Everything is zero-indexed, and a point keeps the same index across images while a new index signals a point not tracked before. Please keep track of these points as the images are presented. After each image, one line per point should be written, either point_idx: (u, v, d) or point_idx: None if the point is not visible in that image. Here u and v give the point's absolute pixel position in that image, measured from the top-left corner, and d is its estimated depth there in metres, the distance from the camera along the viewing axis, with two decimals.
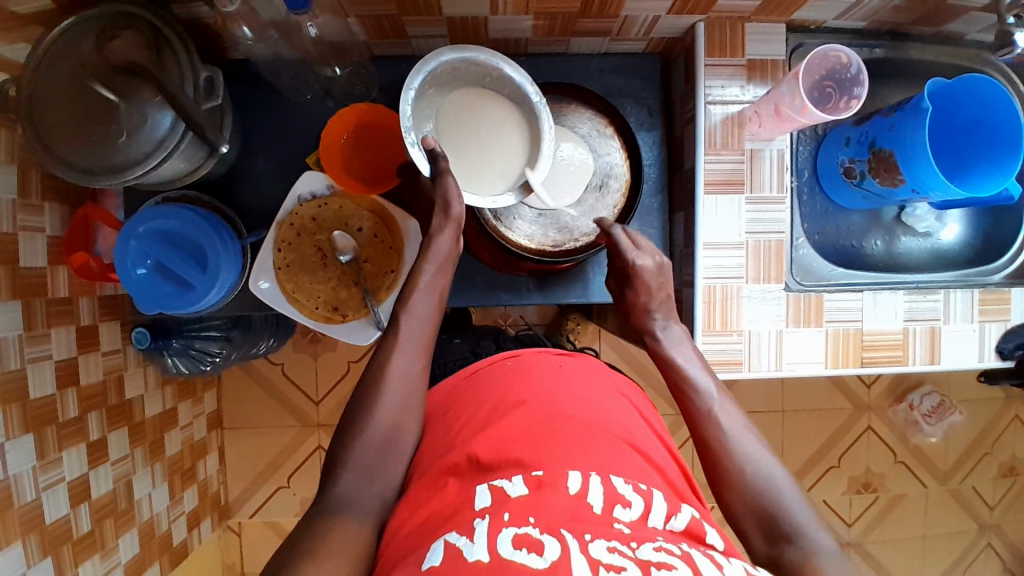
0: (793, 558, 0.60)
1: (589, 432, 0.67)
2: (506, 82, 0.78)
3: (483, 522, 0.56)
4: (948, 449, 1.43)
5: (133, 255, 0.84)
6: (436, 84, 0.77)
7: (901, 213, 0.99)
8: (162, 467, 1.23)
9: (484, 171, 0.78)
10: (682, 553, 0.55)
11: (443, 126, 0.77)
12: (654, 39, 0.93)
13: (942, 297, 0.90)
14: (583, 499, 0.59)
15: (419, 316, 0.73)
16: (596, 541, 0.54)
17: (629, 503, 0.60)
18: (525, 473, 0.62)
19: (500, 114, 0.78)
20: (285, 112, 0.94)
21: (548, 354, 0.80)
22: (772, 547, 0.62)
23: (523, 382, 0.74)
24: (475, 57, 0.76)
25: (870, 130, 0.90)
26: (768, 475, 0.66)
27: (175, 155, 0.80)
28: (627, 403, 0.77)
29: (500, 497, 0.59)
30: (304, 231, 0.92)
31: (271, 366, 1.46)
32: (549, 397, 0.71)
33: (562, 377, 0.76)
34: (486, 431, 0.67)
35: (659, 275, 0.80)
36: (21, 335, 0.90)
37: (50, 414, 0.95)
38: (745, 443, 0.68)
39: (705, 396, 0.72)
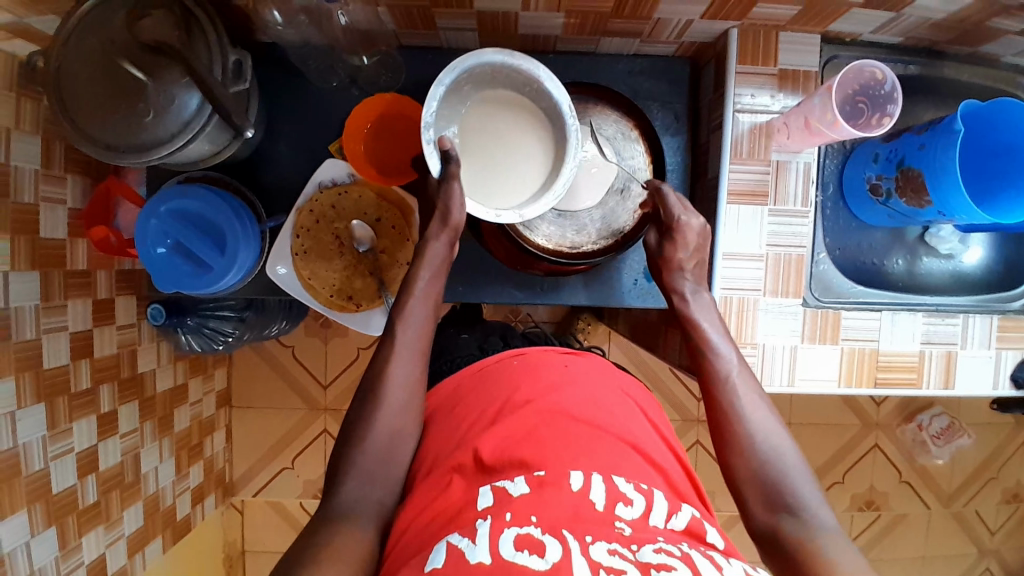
0: (790, 536, 0.59)
1: (594, 436, 0.67)
2: (547, 98, 0.78)
3: (485, 523, 0.56)
4: (954, 472, 1.42)
5: (153, 233, 0.84)
6: (472, 81, 0.77)
7: (926, 233, 0.98)
8: (170, 442, 1.24)
9: (498, 178, 0.78)
10: (682, 555, 0.54)
11: (467, 126, 0.77)
12: (685, 44, 0.92)
13: (960, 321, 0.89)
14: (585, 496, 0.59)
15: (413, 324, 0.73)
16: (597, 543, 0.54)
17: (631, 501, 0.60)
18: (528, 473, 0.62)
19: (530, 126, 0.78)
20: (309, 98, 0.93)
21: (556, 354, 0.80)
22: (771, 516, 0.61)
23: (531, 380, 0.73)
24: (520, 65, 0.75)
25: (899, 148, 0.89)
26: (778, 445, 0.64)
27: (201, 137, 0.80)
28: (632, 405, 0.76)
29: (502, 497, 0.59)
30: (322, 218, 0.92)
31: (281, 348, 1.47)
32: (556, 396, 0.71)
33: (571, 375, 0.75)
34: (494, 428, 0.67)
35: (702, 237, 0.77)
36: (38, 305, 0.91)
37: (63, 384, 0.96)
38: (758, 411, 0.66)
39: (724, 359, 0.70)
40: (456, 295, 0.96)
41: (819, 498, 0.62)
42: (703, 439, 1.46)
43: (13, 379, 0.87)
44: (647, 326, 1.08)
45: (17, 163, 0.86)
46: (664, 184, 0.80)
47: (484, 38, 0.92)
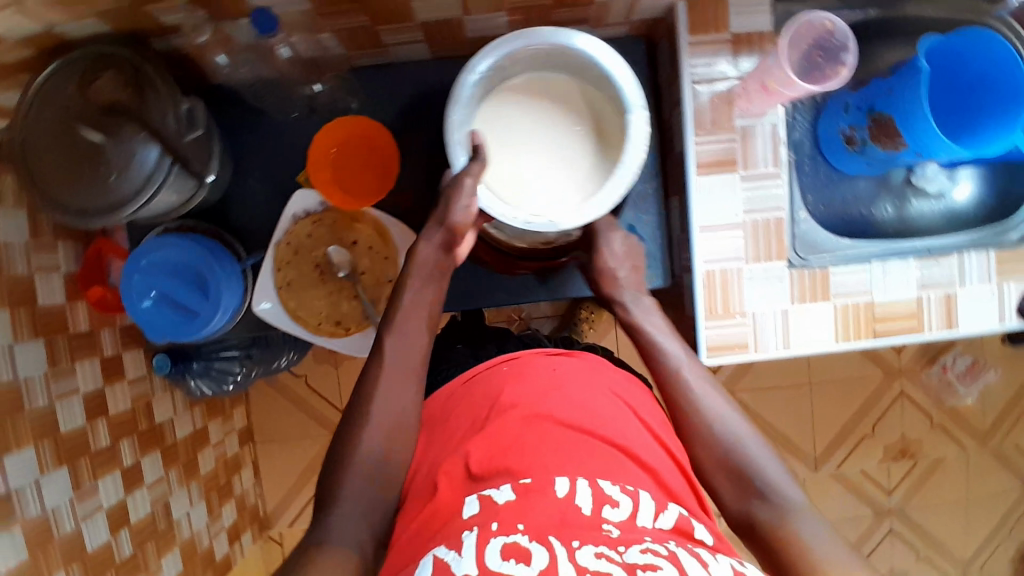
0: (764, 519, 0.65)
1: (577, 441, 0.67)
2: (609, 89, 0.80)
3: (472, 534, 0.57)
4: (987, 409, 1.38)
5: (139, 287, 0.85)
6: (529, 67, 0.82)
7: (910, 175, 0.95)
8: (198, 486, 1.26)
9: (523, 170, 0.83)
10: (669, 553, 0.55)
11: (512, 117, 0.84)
12: (636, 21, 0.90)
13: (955, 261, 0.87)
14: (572, 501, 0.60)
15: (405, 340, 0.74)
16: (583, 547, 0.54)
17: (617, 503, 0.61)
18: (513, 481, 0.62)
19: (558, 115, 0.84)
20: (273, 133, 0.94)
21: (541, 358, 0.79)
22: (744, 503, 0.67)
23: (519, 391, 0.73)
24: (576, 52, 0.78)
25: (869, 95, 0.88)
26: (733, 426, 0.72)
27: (166, 189, 0.80)
28: (623, 406, 0.75)
29: (488, 506, 0.60)
30: (301, 251, 0.93)
31: (294, 378, 1.47)
32: (540, 400, 0.71)
33: (558, 379, 0.75)
34: (479, 440, 0.68)
35: (628, 249, 0.87)
36: (47, 373, 0.93)
37: (83, 445, 0.98)
38: (714, 402, 0.74)
39: (674, 358, 0.78)
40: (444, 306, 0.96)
41: (787, 477, 0.68)
42: None
43: (32, 447, 0.89)
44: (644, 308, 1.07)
45: (4, 238, 0.88)
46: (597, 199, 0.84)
47: (434, 47, 0.92)
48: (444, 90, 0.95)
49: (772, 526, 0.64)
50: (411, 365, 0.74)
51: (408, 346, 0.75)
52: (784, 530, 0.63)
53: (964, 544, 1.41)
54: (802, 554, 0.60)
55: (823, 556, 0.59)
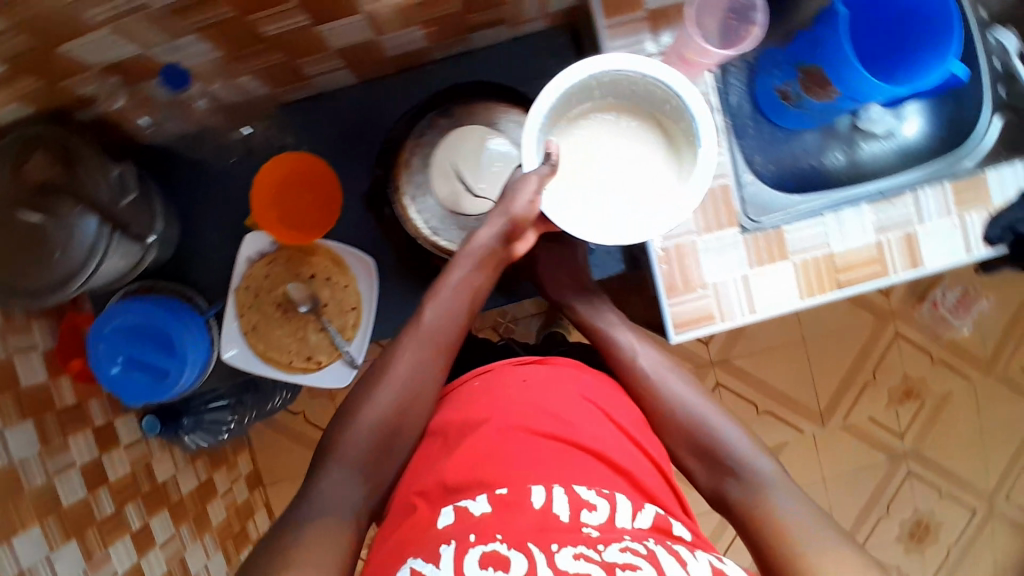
0: (733, 495, 0.70)
1: (551, 449, 0.66)
2: (681, 115, 0.77)
3: (450, 546, 0.57)
4: (985, 337, 1.36)
5: (105, 355, 0.85)
6: (603, 91, 0.78)
7: (857, 121, 0.94)
8: (211, 538, 1.24)
9: (599, 196, 0.77)
10: (647, 553, 0.57)
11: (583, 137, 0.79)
12: (551, 14, 0.89)
13: (910, 200, 0.85)
14: (549, 510, 0.60)
15: (445, 310, 0.77)
16: (562, 551, 0.56)
17: (595, 507, 0.61)
18: (490, 490, 0.62)
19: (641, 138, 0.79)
20: (216, 182, 0.95)
21: (514, 368, 0.76)
22: (718, 481, 0.72)
23: (488, 403, 0.71)
24: (651, 80, 0.75)
25: (793, 50, 0.87)
26: (696, 410, 0.76)
27: (111, 256, 0.80)
28: (598, 414, 0.72)
29: (464, 516, 0.60)
30: (261, 292, 0.93)
31: (292, 416, 1.47)
32: (512, 407, 0.70)
33: (530, 390, 0.72)
34: (453, 456, 0.67)
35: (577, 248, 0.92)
36: (41, 451, 0.94)
37: (88, 515, 0.98)
38: (675, 387, 0.78)
39: (624, 349, 0.82)
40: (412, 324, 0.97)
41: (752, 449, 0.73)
42: (725, 380, 1.35)
43: (38, 526, 0.89)
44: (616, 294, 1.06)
45: None
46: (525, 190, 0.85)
47: (358, 72, 0.92)
48: (377, 112, 0.95)
49: (742, 500, 0.68)
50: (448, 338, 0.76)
51: (446, 318, 0.77)
52: (764, 505, 0.67)
53: (987, 475, 1.39)
54: (778, 530, 0.64)
55: (795, 526, 0.63)
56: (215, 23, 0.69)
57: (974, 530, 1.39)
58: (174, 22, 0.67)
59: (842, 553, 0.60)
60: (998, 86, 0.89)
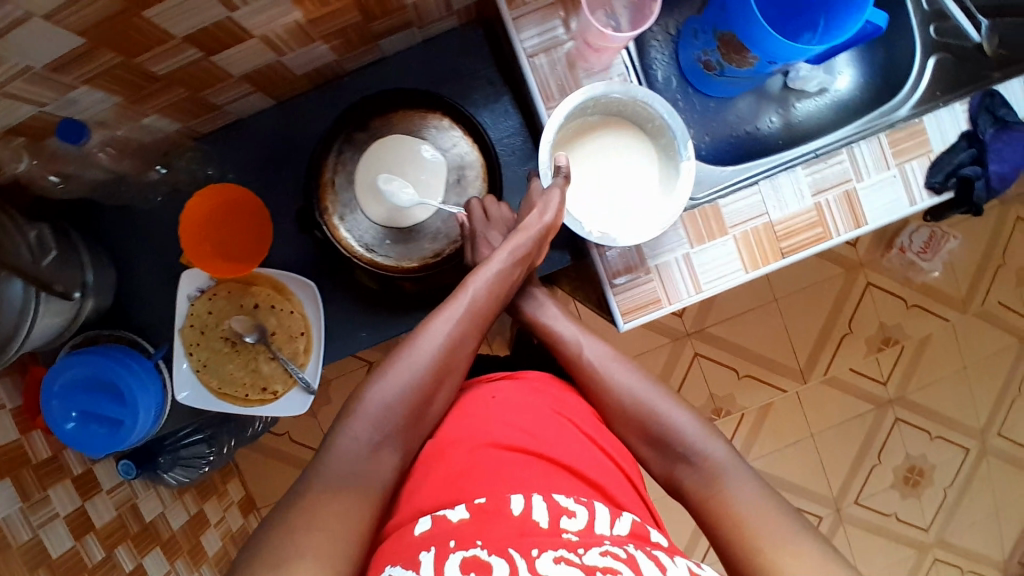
0: (684, 482, 0.68)
1: (519, 460, 0.63)
2: (667, 133, 0.82)
3: (428, 554, 0.53)
4: (958, 276, 1.34)
5: (59, 412, 0.85)
6: (599, 112, 0.84)
7: (787, 80, 0.92)
8: (209, 567, 1.25)
9: (602, 209, 0.84)
10: (627, 556, 0.53)
11: (580, 154, 0.85)
12: (459, 10, 0.87)
13: (845, 155, 0.83)
14: (528, 517, 0.56)
15: (487, 290, 0.78)
16: (543, 555, 0.52)
17: (574, 513, 0.57)
18: (469, 500, 0.58)
19: (638, 153, 0.85)
20: (147, 223, 0.93)
21: (481, 392, 0.74)
22: (669, 464, 0.70)
23: (451, 424, 0.70)
24: (647, 99, 0.81)
25: (711, 17, 0.85)
26: (646, 401, 0.73)
27: (41, 316, 0.79)
28: (563, 422, 0.69)
29: (441, 526, 0.56)
30: (207, 329, 0.92)
31: (277, 437, 1.48)
32: (477, 428, 0.67)
33: (497, 407, 0.70)
34: (425, 486, 0.63)
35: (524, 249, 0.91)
36: (22, 507, 0.92)
37: (79, 563, 0.98)
38: (629, 378, 0.75)
39: (573, 344, 0.79)
40: (364, 341, 0.95)
41: (707, 432, 0.71)
42: (702, 349, 1.34)
43: None
44: (570, 283, 1.05)
45: None
46: (473, 200, 0.88)
47: (273, 94, 0.90)
48: (299, 133, 0.94)
49: (698, 488, 0.67)
50: (486, 314, 0.77)
51: (487, 297, 0.78)
52: (722, 493, 0.65)
53: (976, 413, 1.38)
54: (736, 524, 0.62)
55: (752, 519, 0.62)
56: (101, 73, 0.68)
57: (967, 469, 1.39)
58: (56, 80, 0.65)
59: (797, 550, 0.59)
60: (929, 26, 0.87)
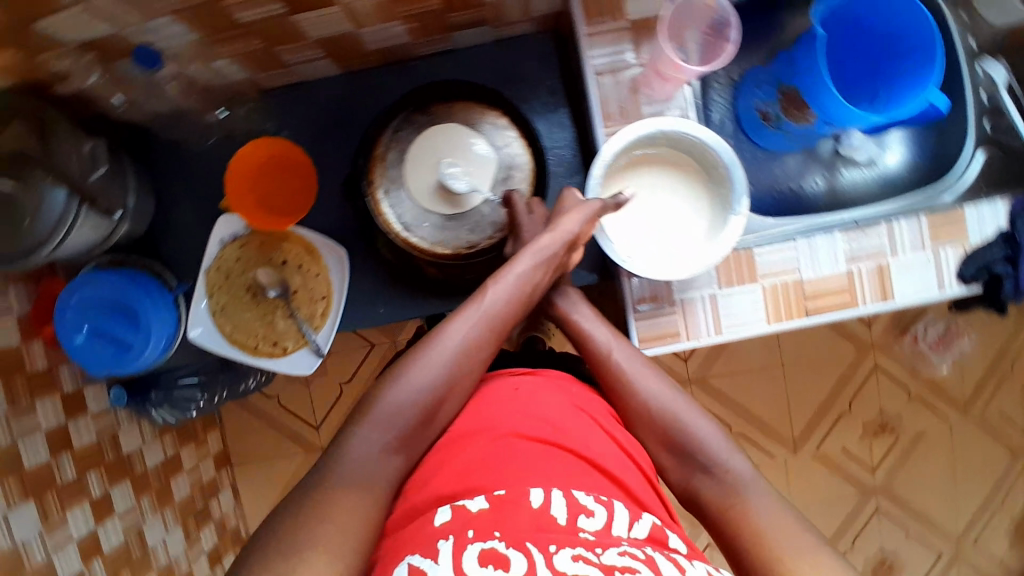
0: (706, 495, 0.67)
1: (539, 454, 0.64)
2: (726, 182, 0.78)
3: (447, 542, 0.54)
4: (965, 378, 1.35)
5: (71, 322, 0.86)
6: (671, 147, 0.81)
7: (838, 146, 0.93)
8: (172, 512, 1.26)
9: (646, 242, 0.81)
10: (645, 558, 0.55)
11: (643, 184, 0.82)
12: (538, 17, 0.88)
13: (884, 231, 0.84)
14: (547, 511, 0.58)
15: (509, 289, 0.75)
16: (561, 551, 0.53)
17: (593, 512, 0.59)
18: (488, 492, 0.60)
19: (692, 198, 0.82)
20: (194, 161, 0.95)
21: (507, 379, 0.76)
22: (688, 473, 0.69)
23: (472, 414, 0.70)
24: (712, 148, 0.77)
25: (777, 70, 0.86)
26: (671, 408, 0.73)
27: (79, 227, 0.80)
28: (585, 418, 0.71)
29: (462, 515, 0.57)
30: (231, 274, 0.93)
31: (266, 399, 1.47)
32: (502, 418, 0.68)
33: (523, 397, 0.71)
34: (446, 467, 0.64)
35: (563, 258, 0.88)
36: (6, 412, 0.93)
37: (49, 478, 0.99)
38: (653, 383, 0.75)
39: (602, 343, 0.78)
40: (380, 316, 0.96)
41: (731, 444, 0.70)
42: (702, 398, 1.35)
43: None
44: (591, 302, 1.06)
45: None
46: (515, 192, 0.86)
47: (342, 63, 0.91)
48: (359, 105, 0.95)
49: (706, 501, 0.67)
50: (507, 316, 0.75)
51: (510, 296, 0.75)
52: (741, 505, 0.64)
53: (957, 517, 1.38)
54: (757, 537, 0.60)
55: (780, 543, 0.59)
56: (187, 10, 0.70)
57: (938, 571, 1.38)
58: (143, 7, 0.67)
59: (816, 559, 0.57)
60: (984, 120, 0.89)
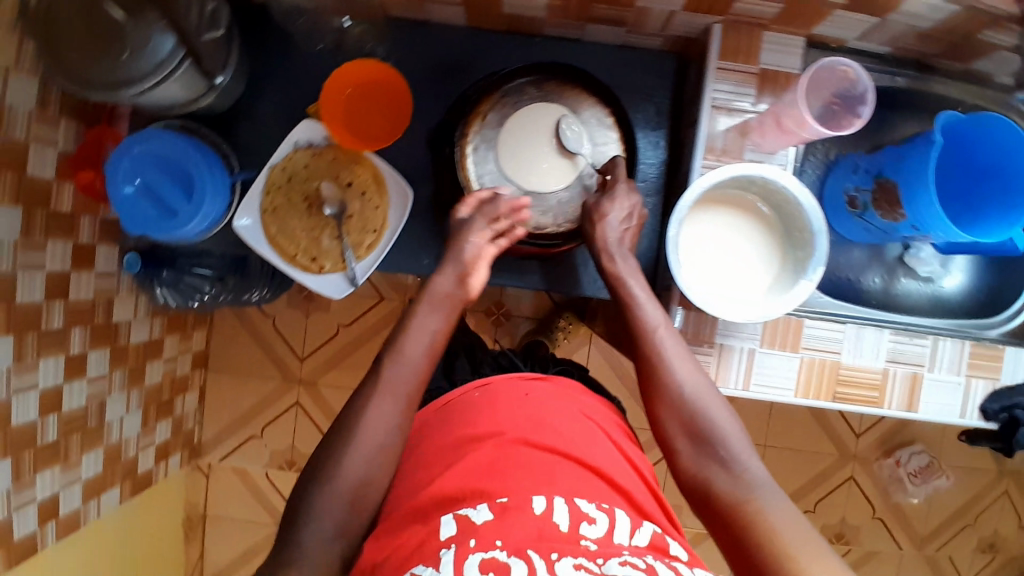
0: (719, 488, 0.66)
1: (547, 461, 0.65)
2: (806, 247, 0.78)
3: (449, 552, 0.55)
4: (930, 513, 1.37)
5: (125, 172, 0.84)
6: (765, 198, 0.81)
7: (905, 253, 0.94)
8: (138, 394, 1.23)
9: (711, 270, 0.81)
10: (646, 567, 0.55)
11: (725, 224, 0.82)
12: (671, 37, 0.89)
13: (929, 343, 0.86)
14: (549, 518, 0.58)
15: (434, 309, 0.74)
16: (562, 559, 0.54)
17: (594, 520, 0.59)
18: (491, 499, 0.60)
19: (765, 249, 0.82)
20: (296, 63, 0.94)
21: (517, 380, 0.76)
22: (702, 469, 0.68)
23: (487, 416, 0.70)
24: (807, 212, 0.77)
25: (880, 159, 0.87)
26: (701, 398, 0.72)
27: (172, 81, 0.79)
28: (596, 429, 0.73)
29: (465, 525, 0.57)
30: (294, 179, 0.92)
31: (262, 316, 1.45)
32: (511, 420, 0.69)
33: (535, 403, 0.72)
34: (454, 467, 0.64)
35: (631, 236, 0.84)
36: (17, 241, 0.89)
37: (35, 320, 0.94)
38: (689, 373, 0.74)
39: (652, 317, 0.77)
40: (423, 268, 0.98)
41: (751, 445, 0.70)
42: None
43: None
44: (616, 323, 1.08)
45: (12, 100, 0.85)
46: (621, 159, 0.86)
47: (471, 17, 0.91)
48: (470, 62, 0.95)
49: (719, 496, 0.66)
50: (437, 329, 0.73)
51: (434, 312, 0.74)
52: (755, 501, 0.64)
53: None
54: (767, 534, 0.61)
55: (794, 545, 0.59)
56: None
57: None
58: None
59: (825, 559, 0.58)
60: None
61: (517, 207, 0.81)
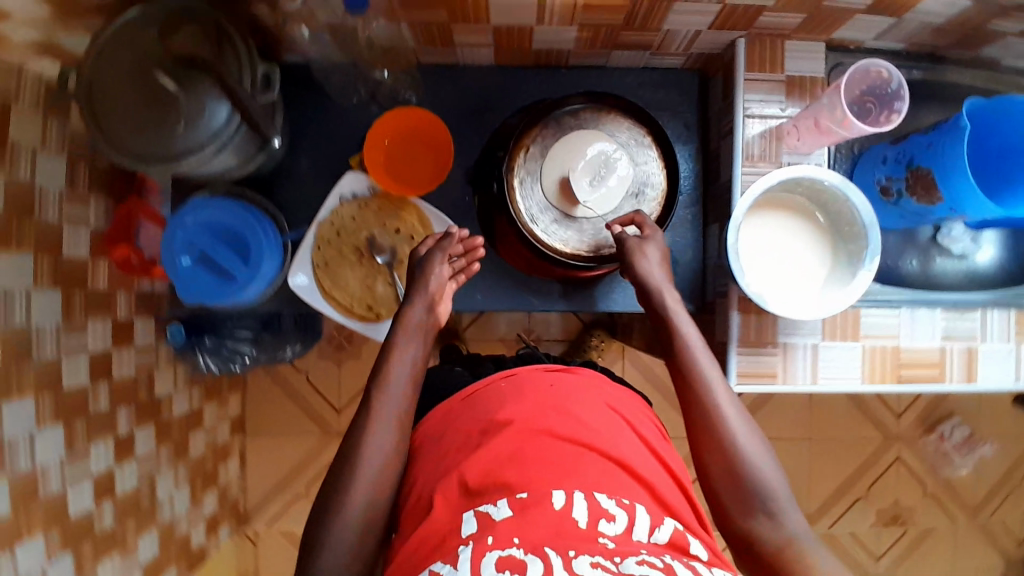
0: (762, 539, 0.67)
1: (579, 453, 0.62)
2: (859, 240, 0.82)
3: (467, 549, 0.54)
4: (979, 482, 1.40)
5: (180, 244, 0.84)
6: (811, 196, 0.85)
7: (937, 233, 0.96)
8: (185, 468, 1.21)
9: (769, 272, 0.84)
10: (664, 566, 0.53)
11: (780, 226, 0.85)
12: (693, 55, 0.93)
13: (979, 317, 0.90)
14: (569, 514, 0.56)
15: (411, 340, 0.77)
16: (579, 557, 0.52)
17: (613, 517, 0.57)
18: (510, 495, 0.58)
19: (817, 246, 0.85)
20: (333, 117, 0.96)
21: (542, 372, 0.74)
22: (747, 520, 0.68)
23: (514, 404, 0.68)
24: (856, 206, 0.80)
25: (907, 149, 0.89)
26: (751, 451, 0.69)
27: (228, 149, 0.81)
28: (620, 420, 0.70)
29: (485, 523, 0.57)
30: (343, 232, 0.93)
31: (294, 371, 1.44)
32: (538, 412, 0.67)
33: (558, 393, 0.70)
34: (477, 455, 0.63)
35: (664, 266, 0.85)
36: (59, 325, 0.85)
37: (81, 404, 0.90)
38: (740, 422, 0.71)
39: (703, 362, 0.75)
40: (476, 304, 1.00)
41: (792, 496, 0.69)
42: None
43: (31, 400, 0.81)
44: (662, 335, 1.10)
45: (41, 182, 0.80)
46: (641, 211, 0.88)
47: (499, 56, 0.94)
48: (500, 99, 0.98)
49: (765, 543, 0.66)
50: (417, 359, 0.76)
51: (411, 338, 0.77)
52: (795, 548, 0.65)
53: None
54: None
55: None
56: None
57: None
58: None
59: None
60: None
61: (471, 248, 0.88)
